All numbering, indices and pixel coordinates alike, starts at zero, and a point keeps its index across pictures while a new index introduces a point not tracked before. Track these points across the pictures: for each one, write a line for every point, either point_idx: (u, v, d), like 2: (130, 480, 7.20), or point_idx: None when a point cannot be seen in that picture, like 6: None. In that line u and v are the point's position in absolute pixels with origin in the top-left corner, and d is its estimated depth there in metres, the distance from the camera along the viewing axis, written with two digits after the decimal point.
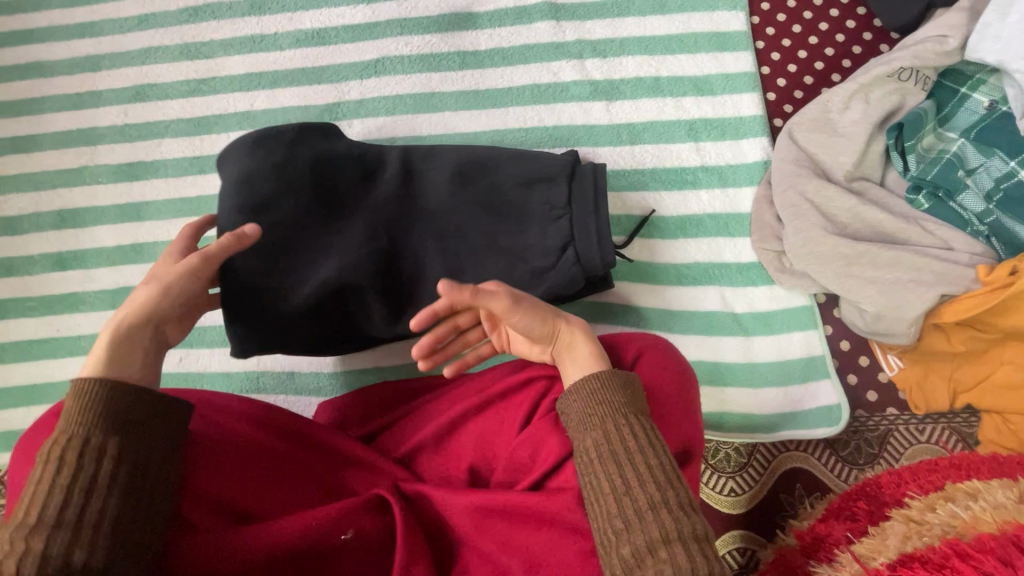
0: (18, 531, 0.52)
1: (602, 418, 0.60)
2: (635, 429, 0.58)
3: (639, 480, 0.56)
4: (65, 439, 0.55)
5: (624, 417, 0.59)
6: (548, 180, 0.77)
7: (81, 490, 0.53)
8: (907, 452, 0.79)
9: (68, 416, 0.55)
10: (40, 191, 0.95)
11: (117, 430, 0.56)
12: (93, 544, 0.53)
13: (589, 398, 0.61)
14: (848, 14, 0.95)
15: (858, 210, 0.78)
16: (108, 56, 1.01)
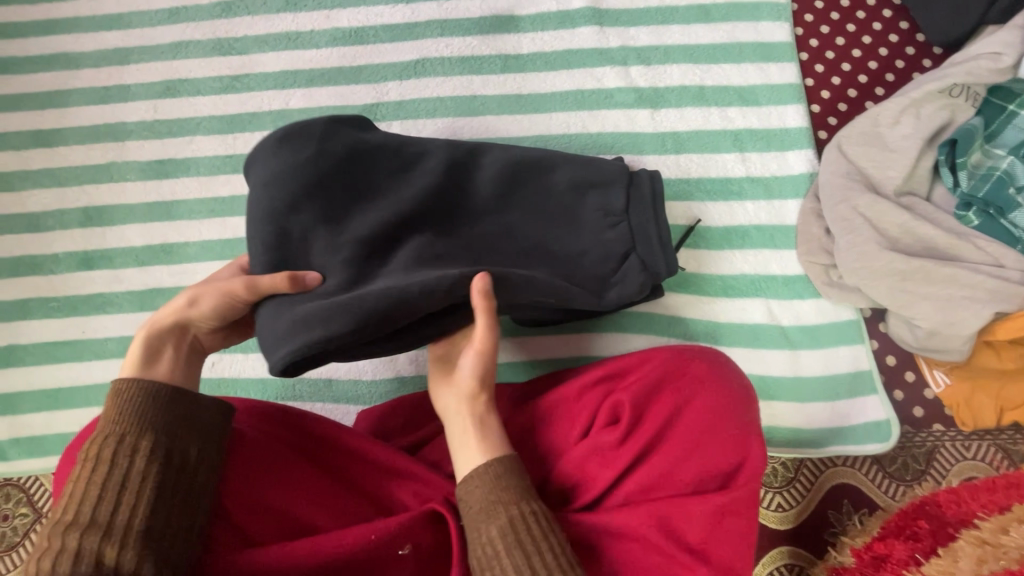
0: (56, 528, 0.51)
1: (501, 506, 0.54)
2: (534, 519, 0.54)
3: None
4: (103, 438, 0.54)
5: (524, 501, 0.55)
6: (604, 185, 0.76)
7: (114, 485, 0.52)
8: (953, 470, 0.79)
9: (108, 416, 0.55)
10: (65, 187, 0.92)
11: (153, 425, 0.55)
12: (122, 543, 0.50)
13: (490, 478, 0.56)
14: (892, 28, 0.95)
15: (910, 226, 0.78)
16: (137, 49, 0.98)
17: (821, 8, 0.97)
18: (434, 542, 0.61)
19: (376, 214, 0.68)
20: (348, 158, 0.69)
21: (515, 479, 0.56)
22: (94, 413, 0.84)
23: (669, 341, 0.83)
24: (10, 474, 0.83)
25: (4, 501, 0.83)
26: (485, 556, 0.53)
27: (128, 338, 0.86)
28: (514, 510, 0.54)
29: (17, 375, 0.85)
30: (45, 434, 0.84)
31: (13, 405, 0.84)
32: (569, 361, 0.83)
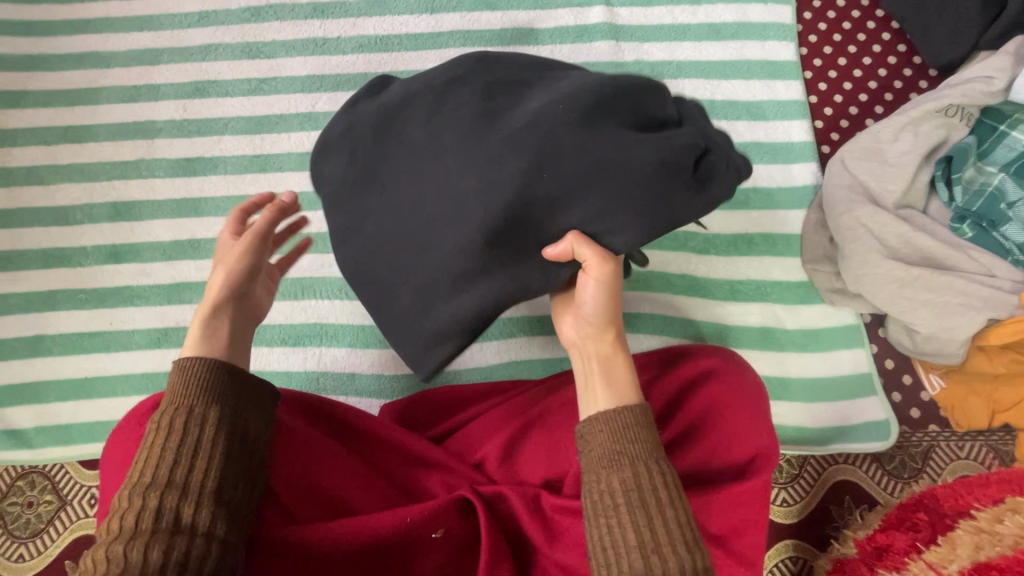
0: (132, 488, 0.51)
1: (628, 461, 0.54)
2: (660, 481, 0.53)
3: (658, 540, 0.51)
4: (173, 407, 0.55)
5: (650, 461, 0.54)
6: (656, 84, 0.59)
7: (187, 452, 0.53)
8: (948, 468, 0.84)
9: (177, 387, 0.56)
10: (95, 182, 0.94)
11: (218, 399, 0.57)
12: (198, 505, 0.51)
13: (618, 430, 0.55)
14: (890, 50, 1.01)
15: (909, 236, 0.83)
16: (167, 50, 1.00)
17: (824, 30, 1.02)
18: (464, 528, 0.64)
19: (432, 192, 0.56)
20: (359, 175, 0.60)
21: (646, 435, 0.55)
22: (119, 403, 0.86)
23: (680, 341, 0.87)
24: (37, 461, 0.85)
25: (29, 488, 0.85)
26: (602, 505, 0.53)
27: (154, 330, 0.88)
28: (642, 468, 0.53)
29: (44, 365, 0.87)
30: (72, 423, 0.85)
31: (40, 394, 0.86)
32: None
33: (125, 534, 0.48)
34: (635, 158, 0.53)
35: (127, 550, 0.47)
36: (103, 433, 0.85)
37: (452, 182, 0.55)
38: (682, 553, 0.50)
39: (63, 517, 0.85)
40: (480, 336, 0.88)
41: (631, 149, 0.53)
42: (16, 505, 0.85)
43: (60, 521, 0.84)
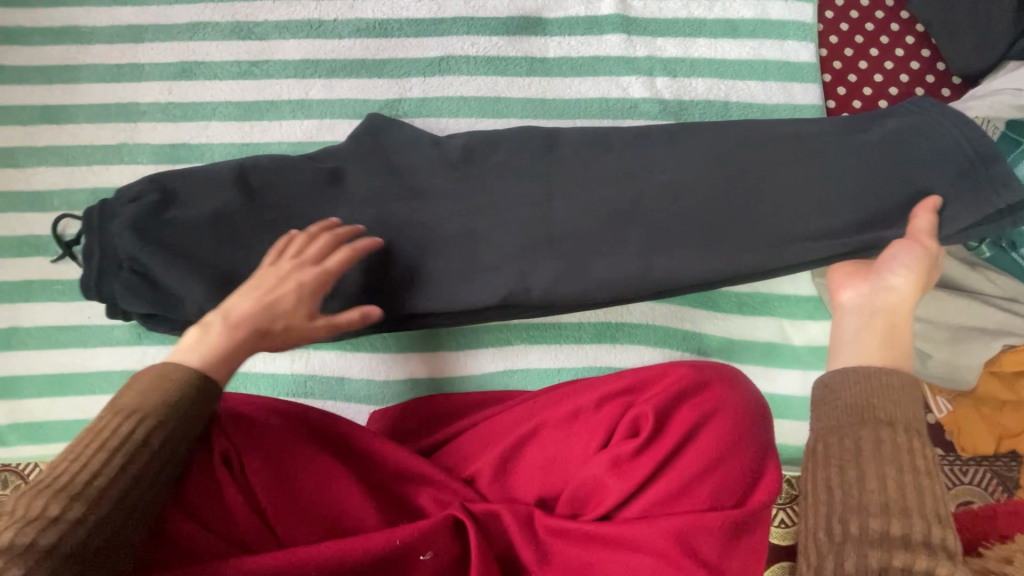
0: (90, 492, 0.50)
1: (870, 430, 0.49)
2: (915, 448, 0.48)
3: (912, 495, 0.46)
4: (159, 424, 0.55)
5: (907, 432, 0.49)
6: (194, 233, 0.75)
7: (115, 461, 0.52)
8: (950, 493, 0.82)
9: (179, 405, 0.56)
10: (73, 166, 0.90)
11: (167, 419, 0.55)
12: (95, 522, 0.50)
13: (887, 387, 0.52)
14: (913, 55, 0.96)
15: None
16: (152, 28, 0.95)
17: (846, 30, 0.98)
18: (456, 549, 0.61)
19: (177, 271, 0.73)
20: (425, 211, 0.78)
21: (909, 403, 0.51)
22: (97, 400, 0.82)
23: (683, 354, 0.84)
24: (11, 459, 0.81)
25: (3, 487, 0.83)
26: (836, 451, 0.50)
27: (134, 326, 0.84)
28: (899, 427, 0.49)
29: (20, 359, 0.83)
30: (46, 421, 0.82)
31: (15, 389, 0.82)
32: (583, 370, 0.84)
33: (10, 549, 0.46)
34: (196, 233, 0.75)
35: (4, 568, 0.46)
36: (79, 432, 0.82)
37: (549, 203, 0.77)
38: (919, 506, 0.45)
39: None
40: (473, 344, 0.85)
41: (176, 240, 0.75)
42: None
43: None
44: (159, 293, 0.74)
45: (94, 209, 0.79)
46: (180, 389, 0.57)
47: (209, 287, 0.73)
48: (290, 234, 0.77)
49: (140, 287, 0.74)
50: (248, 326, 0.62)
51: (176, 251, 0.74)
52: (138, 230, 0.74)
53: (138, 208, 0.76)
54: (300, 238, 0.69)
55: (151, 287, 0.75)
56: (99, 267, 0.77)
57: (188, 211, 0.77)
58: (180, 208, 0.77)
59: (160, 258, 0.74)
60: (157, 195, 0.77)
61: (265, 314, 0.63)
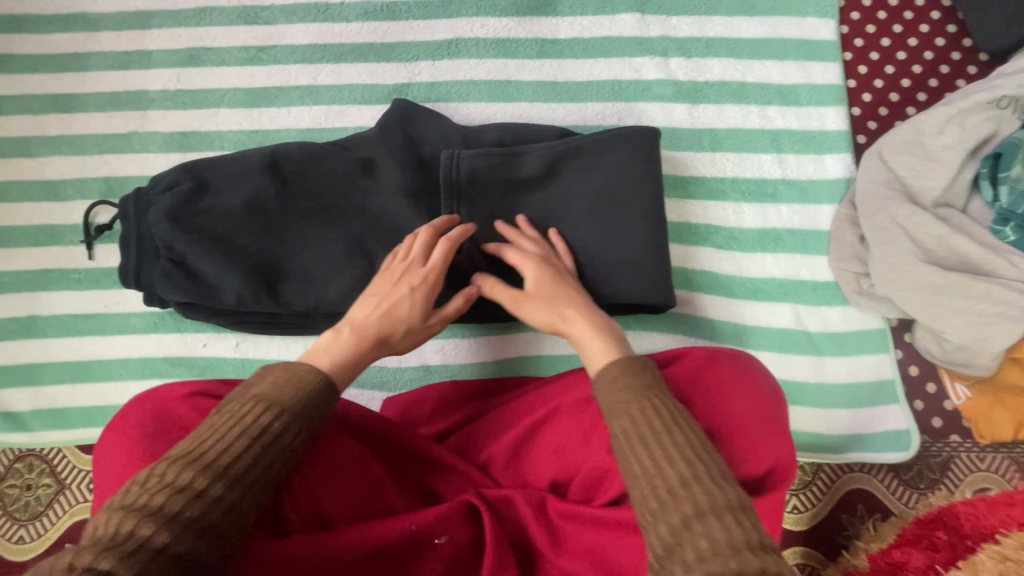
0: (205, 473, 0.48)
1: (628, 399, 0.54)
2: (661, 410, 0.53)
3: (679, 462, 0.49)
4: (277, 418, 0.54)
5: (640, 397, 0.54)
6: (228, 225, 0.79)
7: (255, 443, 0.52)
8: (967, 480, 0.81)
9: (292, 400, 0.56)
10: (85, 156, 0.90)
11: (287, 412, 0.55)
12: (223, 498, 0.48)
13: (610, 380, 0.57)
14: (938, 31, 0.94)
15: (947, 238, 0.77)
16: (158, 14, 0.94)
17: (868, 6, 0.95)
18: (471, 533, 0.61)
19: (214, 261, 0.77)
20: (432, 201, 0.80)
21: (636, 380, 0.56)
22: (116, 388, 0.83)
23: (696, 340, 0.83)
24: (34, 445, 0.83)
25: (27, 471, 0.84)
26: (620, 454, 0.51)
27: (150, 314, 0.85)
28: (637, 403, 0.53)
29: (40, 346, 0.85)
30: (68, 407, 0.83)
31: (37, 376, 0.84)
32: None
33: (147, 510, 0.44)
34: (230, 224, 0.79)
35: (136, 526, 0.43)
36: (99, 418, 0.83)
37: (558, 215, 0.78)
38: (683, 467, 0.48)
39: (61, 501, 0.84)
40: (483, 331, 0.85)
41: (213, 229, 0.78)
42: (15, 488, 0.84)
43: (56, 505, 0.83)
44: (197, 281, 0.78)
45: (131, 195, 0.81)
46: (297, 388, 0.57)
47: (246, 277, 0.77)
48: (315, 226, 0.80)
49: (180, 276, 0.78)
50: (371, 338, 0.66)
51: (213, 242, 0.78)
52: (177, 217, 0.78)
53: (177, 199, 0.79)
54: (409, 239, 0.73)
55: (189, 274, 0.78)
56: (137, 254, 0.80)
57: (223, 199, 0.80)
58: (214, 195, 0.80)
59: (196, 247, 0.77)
60: (192, 184, 0.80)
61: (389, 317, 0.67)
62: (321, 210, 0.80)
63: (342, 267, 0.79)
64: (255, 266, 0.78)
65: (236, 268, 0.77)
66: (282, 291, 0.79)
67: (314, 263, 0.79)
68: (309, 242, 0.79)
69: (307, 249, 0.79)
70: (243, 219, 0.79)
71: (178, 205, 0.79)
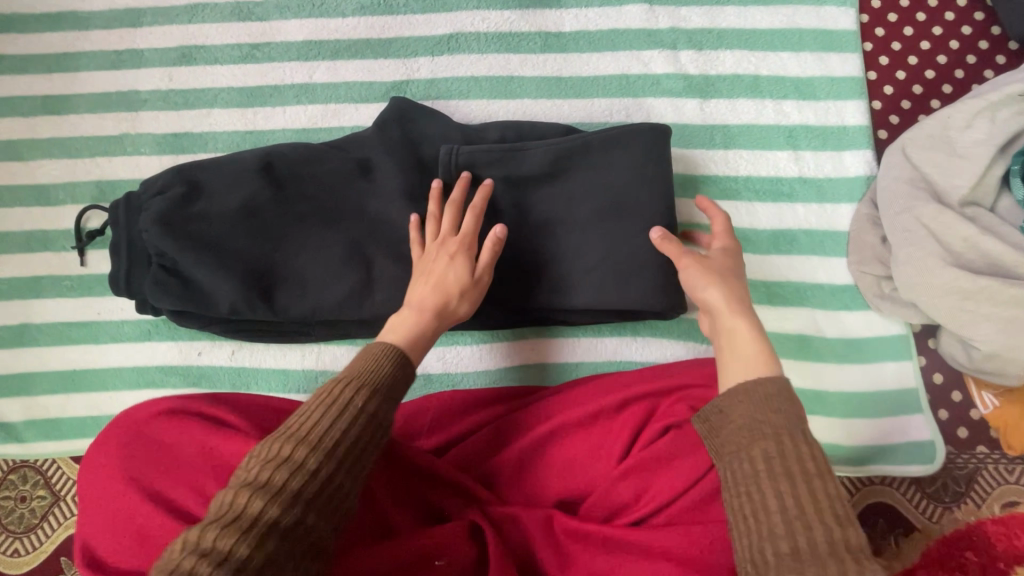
0: (304, 450, 0.49)
1: (774, 424, 0.50)
2: (809, 456, 0.48)
3: (822, 514, 0.46)
4: (361, 394, 0.54)
5: (798, 433, 0.50)
6: (223, 230, 0.75)
7: (347, 420, 0.52)
8: (994, 493, 0.76)
9: (375, 375, 0.56)
10: (76, 159, 0.87)
11: (371, 389, 0.55)
12: (322, 474, 0.49)
13: (762, 398, 0.52)
14: (965, 19, 0.89)
15: (976, 239, 0.72)
16: (150, 11, 0.91)
17: None
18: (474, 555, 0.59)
19: (210, 268, 0.74)
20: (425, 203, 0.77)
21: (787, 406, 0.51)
22: (110, 397, 0.81)
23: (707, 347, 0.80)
24: (28, 456, 0.81)
25: (21, 482, 0.83)
26: (741, 478, 0.49)
27: (144, 322, 0.83)
28: (789, 438, 0.49)
29: (33, 355, 0.83)
30: (61, 418, 0.81)
31: (29, 386, 0.82)
32: (601, 366, 0.80)
33: (254, 488, 0.47)
34: (225, 229, 0.75)
35: (249, 501, 0.46)
36: (94, 429, 0.81)
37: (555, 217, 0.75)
38: (830, 524, 0.46)
39: (56, 513, 0.82)
40: (486, 338, 0.81)
41: (207, 234, 0.75)
42: (9, 499, 0.83)
43: (51, 517, 0.82)
44: (194, 289, 0.76)
45: (122, 199, 0.78)
46: (379, 363, 0.57)
47: (241, 285, 0.74)
48: (310, 230, 0.76)
49: (176, 284, 0.75)
50: (433, 312, 0.66)
51: (206, 249, 0.75)
52: (167, 223, 0.75)
53: (169, 203, 0.75)
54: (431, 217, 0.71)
55: (182, 281, 0.75)
56: (128, 261, 0.77)
57: (216, 203, 0.76)
58: (207, 198, 0.77)
59: (191, 254, 0.74)
60: (183, 187, 0.76)
61: (440, 290, 0.66)
62: (318, 214, 0.77)
63: (339, 274, 0.76)
64: (252, 273, 0.75)
65: (232, 276, 0.74)
66: (278, 299, 0.76)
67: (310, 268, 0.76)
68: (306, 249, 0.76)
69: (304, 255, 0.76)
70: (237, 224, 0.76)
71: (169, 209, 0.75)
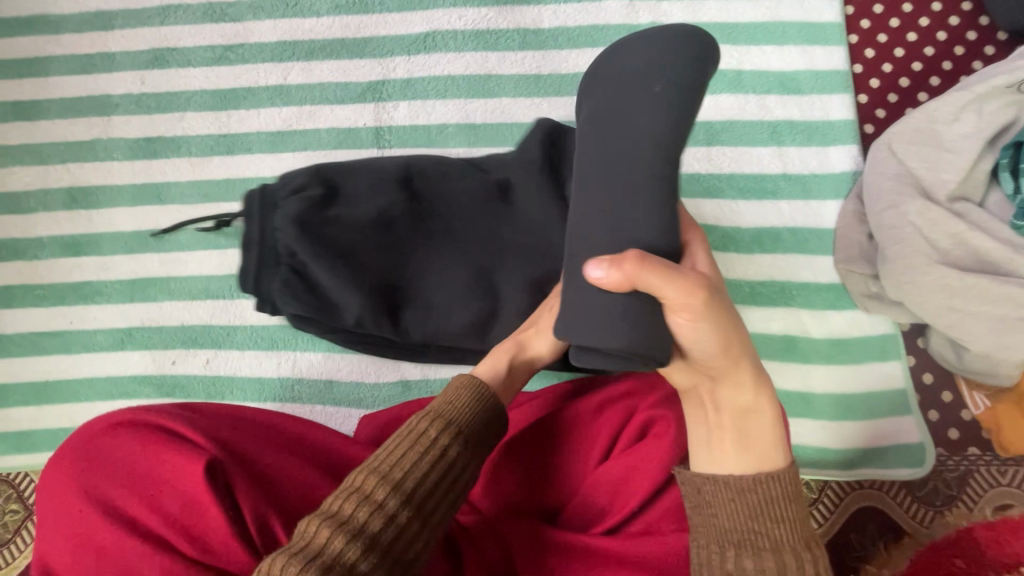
0: (386, 488, 0.49)
1: (776, 531, 0.49)
2: (811, 573, 0.47)
3: None
4: (445, 432, 0.54)
5: (801, 546, 0.48)
6: (360, 240, 0.72)
7: (432, 459, 0.52)
8: (987, 496, 0.74)
9: (465, 412, 0.56)
10: (47, 165, 0.86)
11: (460, 427, 0.55)
12: (400, 516, 0.48)
13: (756, 504, 0.51)
14: (952, 10, 0.87)
15: (964, 236, 0.70)
16: (121, 13, 0.89)
17: None
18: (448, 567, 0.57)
19: (327, 276, 0.70)
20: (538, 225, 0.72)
21: (785, 510, 0.50)
22: (82, 409, 0.80)
23: None
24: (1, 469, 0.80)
25: None
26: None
27: (118, 331, 0.81)
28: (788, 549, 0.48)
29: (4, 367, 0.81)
30: (33, 429, 0.80)
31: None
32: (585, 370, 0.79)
33: (339, 521, 0.46)
34: (401, 242, 0.73)
35: (321, 534, 0.45)
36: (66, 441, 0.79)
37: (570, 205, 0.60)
38: None
39: (30, 526, 0.80)
40: None
41: (348, 237, 0.72)
42: None
43: (25, 530, 0.80)
44: (310, 297, 0.71)
45: (258, 192, 0.73)
46: (468, 394, 0.57)
47: (370, 299, 0.71)
48: (445, 251, 0.73)
49: (296, 292, 0.71)
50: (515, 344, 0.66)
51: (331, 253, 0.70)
52: (306, 226, 0.71)
53: (308, 208, 0.72)
54: None
55: (309, 286, 0.71)
56: (258, 259, 0.72)
57: (356, 209, 0.73)
58: (345, 205, 0.73)
59: (308, 256, 0.70)
60: (322, 189, 0.73)
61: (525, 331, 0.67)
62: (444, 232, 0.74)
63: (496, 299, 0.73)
64: (385, 289, 0.72)
65: (359, 290, 0.70)
66: (402, 318, 0.73)
67: (437, 290, 0.73)
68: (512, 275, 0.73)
69: (434, 273, 0.73)
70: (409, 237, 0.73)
71: (310, 212, 0.72)
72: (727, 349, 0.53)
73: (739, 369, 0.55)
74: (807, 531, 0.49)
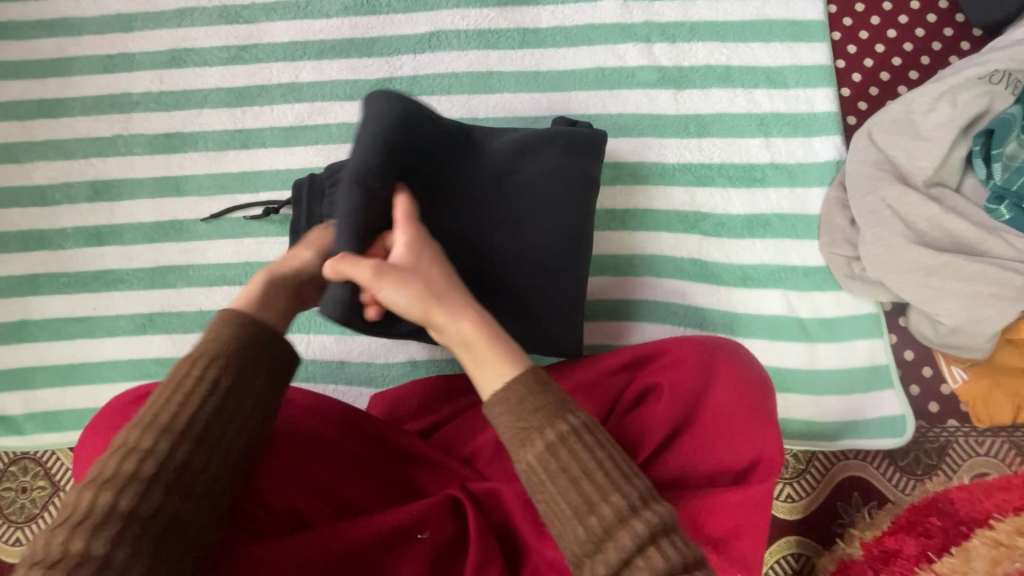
0: (133, 432, 0.49)
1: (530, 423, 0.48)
2: (568, 449, 0.48)
3: (604, 494, 0.47)
4: (202, 364, 0.52)
5: (553, 420, 0.48)
6: None
7: (188, 392, 0.51)
8: (966, 464, 0.79)
9: (215, 342, 0.53)
10: (71, 160, 0.90)
11: (217, 355, 0.53)
12: (171, 452, 0.48)
13: (521, 399, 0.49)
14: (929, 7, 0.91)
15: (939, 218, 0.75)
16: (140, 16, 0.94)
17: None
18: (453, 527, 0.59)
19: None
20: (545, 239, 0.69)
21: (549, 397, 0.49)
22: (106, 390, 0.84)
23: (685, 331, 0.82)
24: (29, 448, 0.84)
25: (22, 473, 0.85)
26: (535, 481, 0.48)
27: (140, 316, 0.86)
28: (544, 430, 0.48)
29: (32, 351, 0.85)
30: (59, 410, 0.84)
31: (27, 380, 0.85)
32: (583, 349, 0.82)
33: (101, 476, 0.46)
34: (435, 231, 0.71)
35: (94, 495, 0.45)
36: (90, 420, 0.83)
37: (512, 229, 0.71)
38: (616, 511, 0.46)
39: (57, 503, 0.84)
40: None
41: None
42: (10, 490, 0.85)
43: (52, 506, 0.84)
44: None
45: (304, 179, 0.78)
46: (230, 323, 0.55)
47: None
48: None
49: None
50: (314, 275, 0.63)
51: None
52: None
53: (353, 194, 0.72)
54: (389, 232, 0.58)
55: None
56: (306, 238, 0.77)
57: None
58: None
59: None
60: None
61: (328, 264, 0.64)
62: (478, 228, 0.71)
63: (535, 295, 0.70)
64: None
65: None
66: None
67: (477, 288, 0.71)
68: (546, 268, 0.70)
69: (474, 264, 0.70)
70: None
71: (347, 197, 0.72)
72: (426, 311, 0.53)
73: (489, 349, 0.52)
74: (556, 407, 0.49)
